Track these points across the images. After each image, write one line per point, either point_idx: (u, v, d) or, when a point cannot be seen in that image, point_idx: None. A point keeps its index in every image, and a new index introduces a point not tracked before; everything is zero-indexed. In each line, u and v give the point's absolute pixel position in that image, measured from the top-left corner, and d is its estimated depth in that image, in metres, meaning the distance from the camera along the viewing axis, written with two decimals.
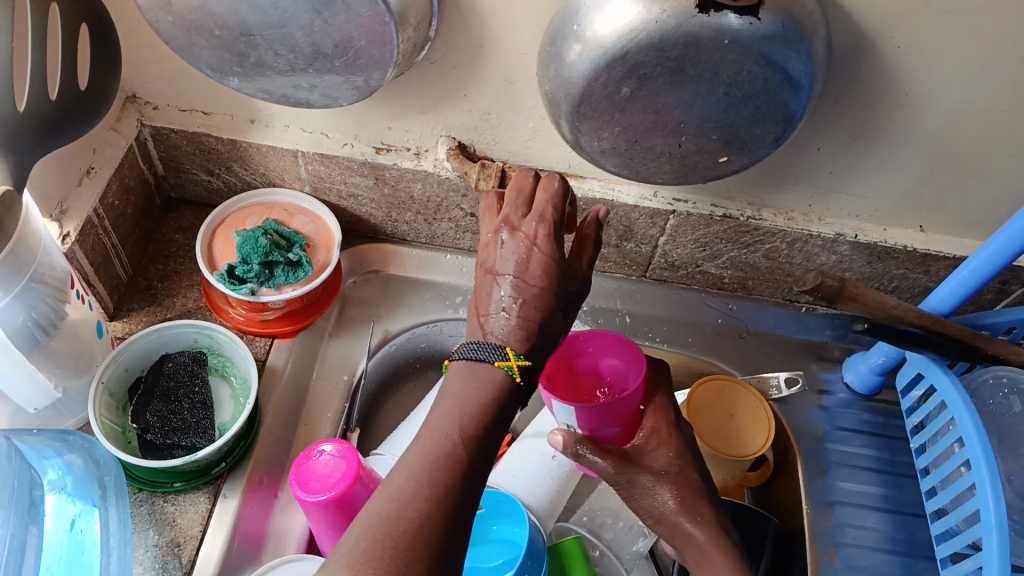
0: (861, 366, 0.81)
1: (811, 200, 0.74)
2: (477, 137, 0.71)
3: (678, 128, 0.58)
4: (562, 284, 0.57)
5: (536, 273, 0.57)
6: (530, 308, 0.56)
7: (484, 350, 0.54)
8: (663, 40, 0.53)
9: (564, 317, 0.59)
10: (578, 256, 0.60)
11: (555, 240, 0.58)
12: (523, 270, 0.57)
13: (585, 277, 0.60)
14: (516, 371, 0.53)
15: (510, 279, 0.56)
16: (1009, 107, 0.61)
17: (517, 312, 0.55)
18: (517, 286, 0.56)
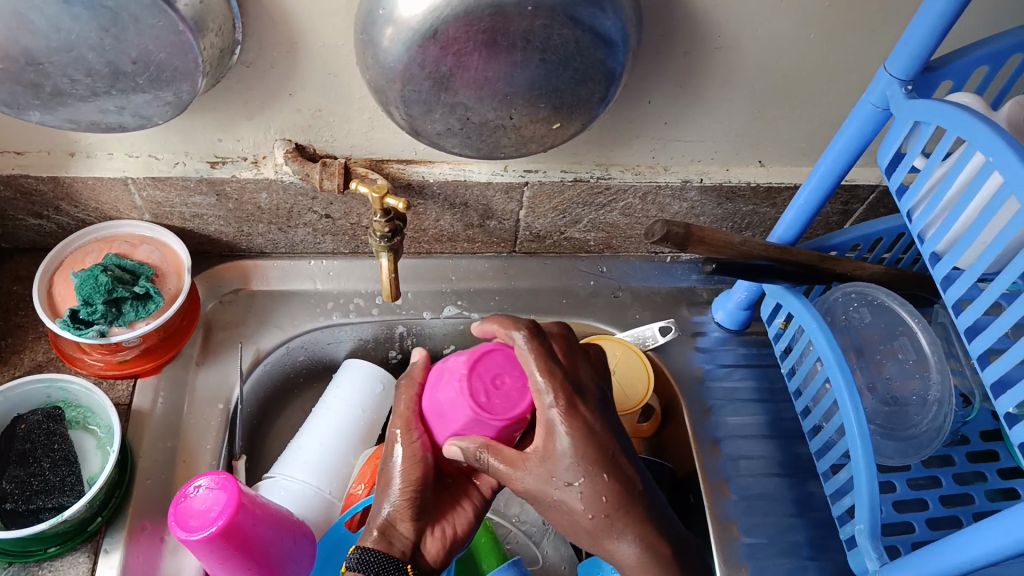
0: (728, 304, 0.84)
1: (654, 153, 0.75)
2: (314, 136, 0.69)
3: (506, 99, 0.58)
4: (412, 518, 0.59)
5: (386, 534, 0.58)
6: (421, 547, 0.60)
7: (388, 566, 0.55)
8: (468, 13, 0.52)
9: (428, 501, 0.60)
10: (404, 524, 0.58)
11: (385, 545, 0.57)
12: (381, 533, 0.58)
13: (405, 498, 0.59)
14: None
15: (383, 530, 0.58)
16: (814, 36, 0.64)
17: (429, 556, 0.60)
18: (406, 552, 0.58)
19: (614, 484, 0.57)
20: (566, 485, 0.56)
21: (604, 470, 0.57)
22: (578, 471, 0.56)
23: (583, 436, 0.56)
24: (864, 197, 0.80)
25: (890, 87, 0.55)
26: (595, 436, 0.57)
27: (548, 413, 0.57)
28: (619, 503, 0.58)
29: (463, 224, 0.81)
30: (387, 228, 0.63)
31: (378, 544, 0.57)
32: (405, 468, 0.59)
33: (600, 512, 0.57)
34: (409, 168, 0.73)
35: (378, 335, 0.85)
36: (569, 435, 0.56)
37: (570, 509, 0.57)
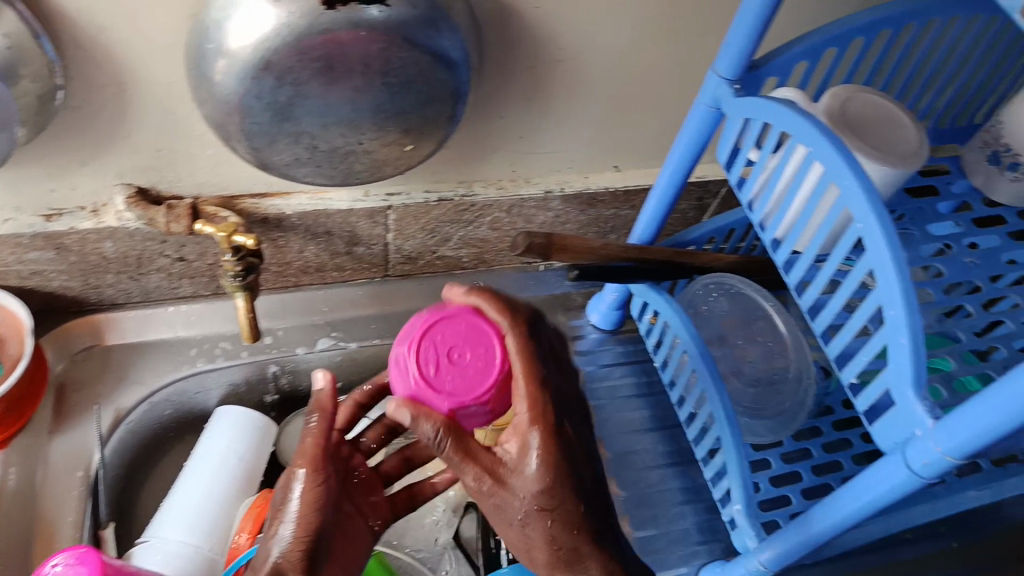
0: (601, 306, 0.86)
1: (514, 166, 0.76)
2: (157, 178, 0.66)
3: (353, 125, 0.57)
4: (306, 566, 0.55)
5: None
6: None
7: None
8: (301, 41, 0.51)
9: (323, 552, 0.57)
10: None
11: None
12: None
13: (301, 548, 0.55)
14: None
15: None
16: (649, 43, 0.66)
17: None
18: None
19: (577, 515, 0.56)
20: (529, 511, 0.54)
21: (572, 499, 0.55)
22: (548, 499, 0.54)
23: (560, 461, 0.53)
24: (716, 191, 0.83)
25: (719, 88, 0.57)
26: (568, 469, 0.54)
27: (527, 433, 0.53)
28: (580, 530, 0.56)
29: (329, 253, 0.79)
30: (239, 267, 0.61)
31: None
32: (304, 515, 0.56)
33: (559, 536, 0.56)
34: (264, 202, 0.71)
35: (251, 376, 0.82)
36: (544, 466, 0.53)
37: (525, 533, 0.56)
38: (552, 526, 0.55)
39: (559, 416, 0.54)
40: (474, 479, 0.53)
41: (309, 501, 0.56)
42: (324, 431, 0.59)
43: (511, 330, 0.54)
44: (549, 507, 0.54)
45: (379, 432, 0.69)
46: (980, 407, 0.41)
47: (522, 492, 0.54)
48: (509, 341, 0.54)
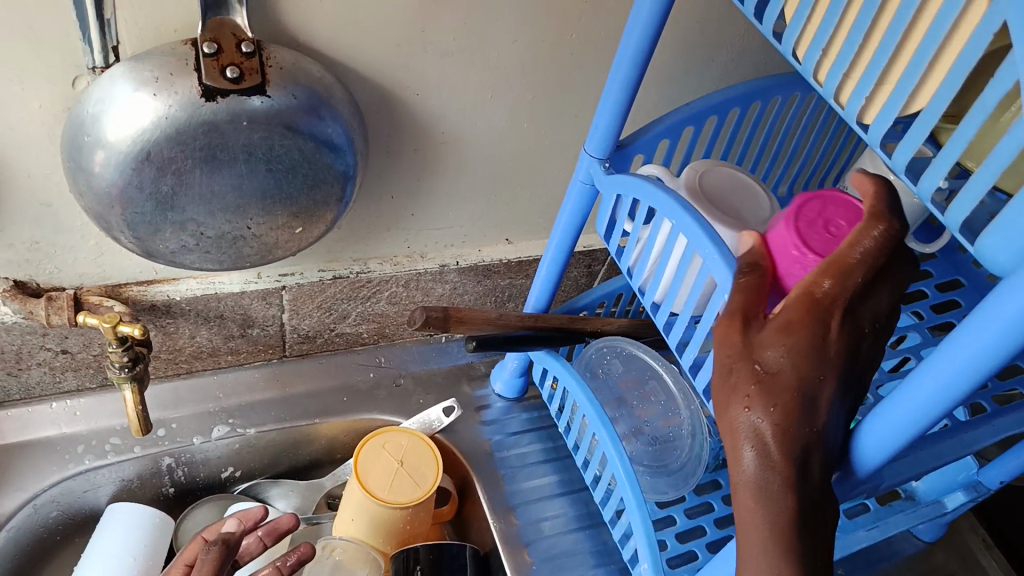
0: (504, 375, 0.88)
1: (408, 243, 0.78)
2: (35, 270, 0.64)
3: (239, 209, 0.58)
4: None
5: None
6: None
7: None
8: (180, 132, 0.52)
9: None
10: None
11: None
12: None
13: None
14: None
15: None
16: (527, 123, 0.70)
17: None
18: None
19: (805, 406, 0.40)
20: (752, 361, 0.43)
21: (815, 384, 0.41)
22: (782, 360, 0.41)
23: (819, 339, 0.41)
24: (603, 258, 0.87)
25: (592, 164, 0.61)
26: (822, 358, 0.41)
27: (809, 292, 0.42)
28: (790, 432, 0.40)
29: (223, 337, 0.78)
30: (125, 357, 0.59)
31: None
32: None
33: (773, 417, 0.41)
34: (151, 289, 0.70)
35: (142, 470, 0.78)
36: (808, 325, 0.41)
37: (737, 376, 0.43)
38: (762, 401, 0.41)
39: (865, 296, 0.42)
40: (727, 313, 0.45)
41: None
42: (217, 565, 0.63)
43: (871, 219, 0.44)
44: (771, 373, 0.42)
45: None
46: (876, 422, 0.41)
47: (747, 349, 0.43)
48: (868, 228, 0.43)
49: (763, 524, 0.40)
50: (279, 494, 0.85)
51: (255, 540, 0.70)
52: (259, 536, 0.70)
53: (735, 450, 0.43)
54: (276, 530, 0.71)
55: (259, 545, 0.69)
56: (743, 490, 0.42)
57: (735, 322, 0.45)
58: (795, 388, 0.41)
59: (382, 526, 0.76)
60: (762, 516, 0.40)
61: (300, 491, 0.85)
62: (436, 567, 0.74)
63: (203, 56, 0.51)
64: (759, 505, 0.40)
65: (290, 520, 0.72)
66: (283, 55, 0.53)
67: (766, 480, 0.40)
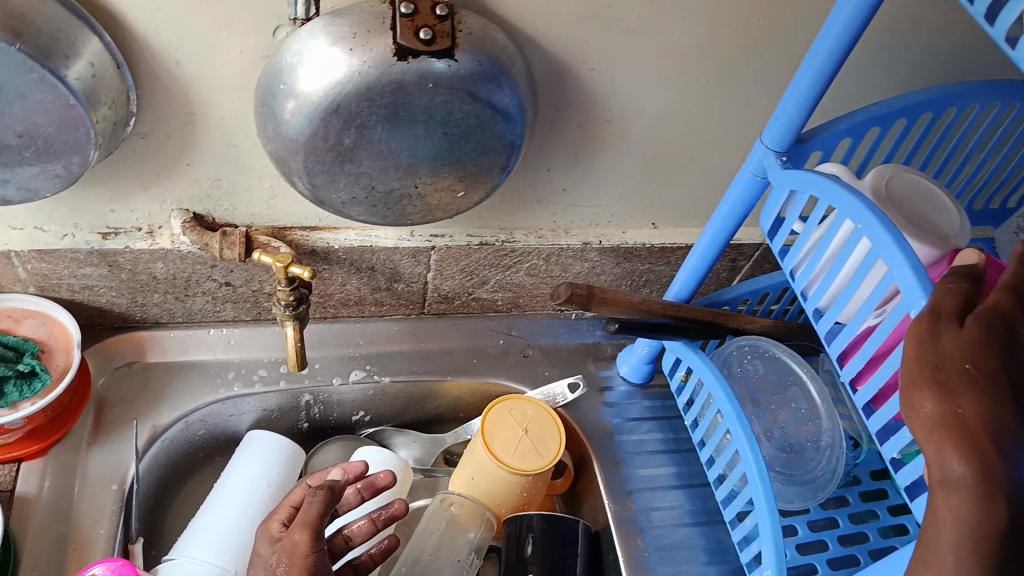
0: (631, 359, 0.87)
1: (555, 217, 0.78)
2: (213, 205, 0.68)
3: (410, 167, 0.59)
4: None
5: None
6: None
7: None
8: (370, 89, 0.53)
9: None
10: None
11: None
12: None
13: None
14: None
15: None
16: (696, 108, 0.68)
17: None
18: None
19: (1009, 406, 0.43)
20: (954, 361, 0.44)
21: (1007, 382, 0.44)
22: (981, 356, 0.44)
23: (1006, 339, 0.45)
24: (749, 253, 0.85)
25: (765, 157, 0.59)
26: (1009, 357, 0.44)
27: (993, 300, 0.46)
28: (998, 431, 0.42)
29: (370, 288, 0.81)
30: (291, 296, 0.62)
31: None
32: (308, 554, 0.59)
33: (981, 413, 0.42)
34: (313, 236, 0.73)
35: (282, 402, 0.83)
36: (995, 326, 0.45)
37: (936, 375, 0.44)
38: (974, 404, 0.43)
39: None
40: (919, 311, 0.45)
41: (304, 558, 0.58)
42: (325, 503, 0.61)
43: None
44: (972, 371, 0.43)
45: (342, 541, 0.70)
46: None
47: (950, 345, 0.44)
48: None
49: (969, 527, 0.41)
50: (402, 443, 0.89)
51: (355, 492, 0.72)
52: (358, 489, 0.72)
53: (940, 450, 0.43)
54: (373, 485, 0.73)
55: (357, 498, 0.72)
56: (946, 491, 0.42)
57: (939, 317, 0.44)
58: (1001, 395, 0.43)
59: (501, 490, 0.77)
60: (977, 514, 0.41)
61: (422, 442, 0.89)
62: (549, 539, 0.75)
63: (400, 16, 0.53)
64: (968, 507, 0.41)
65: (388, 476, 0.74)
66: (472, 22, 0.55)
67: (977, 483, 0.41)
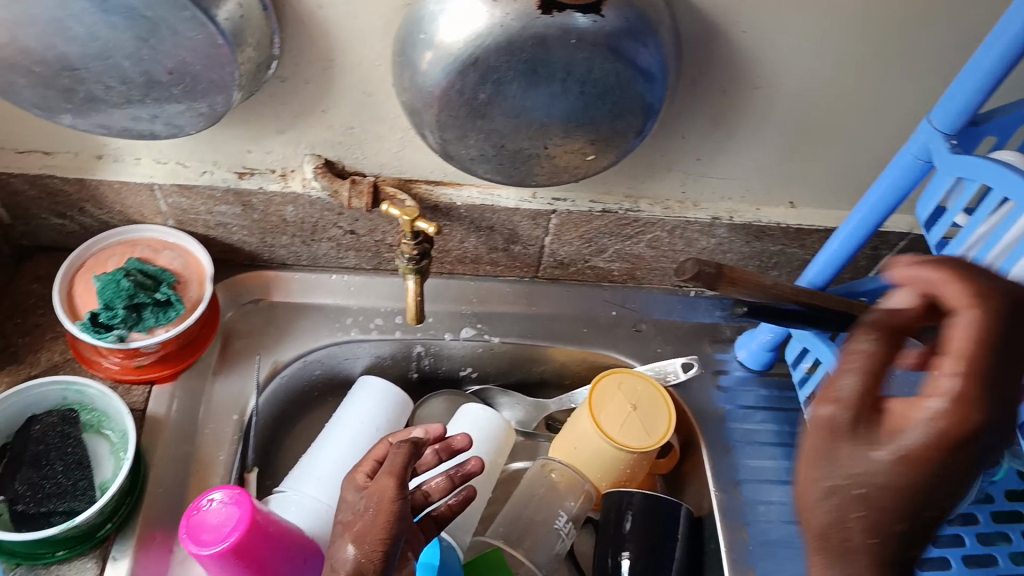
0: (752, 344, 0.83)
1: (685, 188, 0.74)
2: (344, 153, 0.69)
3: (542, 127, 0.57)
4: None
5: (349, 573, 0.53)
6: None
7: None
8: (511, 42, 0.51)
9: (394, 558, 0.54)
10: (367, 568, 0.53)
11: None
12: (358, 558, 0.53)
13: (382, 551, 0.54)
14: None
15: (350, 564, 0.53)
16: (855, 81, 0.63)
17: None
18: None
19: None
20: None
21: None
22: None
23: None
24: (894, 243, 0.78)
25: (933, 138, 0.54)
26: None
27: None
28: None
29: (487, 247, 0.80)
30: (415, 250, 0.62)
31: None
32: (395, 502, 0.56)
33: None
34: (437, 190, 0.73)
35: (395, 352, 0.84)
36: None
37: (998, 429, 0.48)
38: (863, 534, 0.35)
39: None
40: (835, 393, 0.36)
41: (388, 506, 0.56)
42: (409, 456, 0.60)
43: None
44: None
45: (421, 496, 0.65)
46: None
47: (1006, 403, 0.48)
48: None
49: None
50: (505, 404, 0.89)
51: (433, 453, 0.70)
52: (436, 449, 0.70)
53: None
54: (451, 447, 0.70)
55: (435, 459, 0.69)
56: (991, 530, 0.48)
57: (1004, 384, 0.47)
58: None
59: (603, 462, 0.76)
60: None
61: (525, 405, 0.88)
62: (648, 520, 0.73)
63: None
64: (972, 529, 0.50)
65: (465, 438, 0.71)
66: None
67: None
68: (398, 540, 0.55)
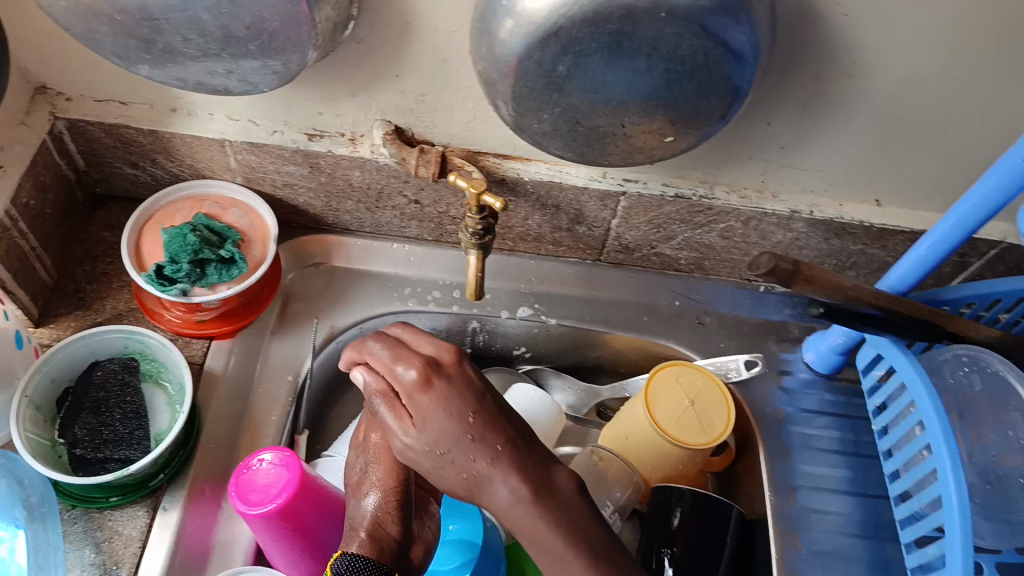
0: (821, 346, 0.80)
1: (764, 177, 0.71)
2: (414, 120, 0.68)
3: (621, 104, 0.55)
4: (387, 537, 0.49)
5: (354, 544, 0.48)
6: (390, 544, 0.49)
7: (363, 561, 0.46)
8: (597, 13, 0.49)
9: (399, 512, 0.50)
10: (359, 535, 0.48)
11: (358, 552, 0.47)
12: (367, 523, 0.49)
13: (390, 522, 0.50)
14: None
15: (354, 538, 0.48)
16: (962, 74, 0.58)
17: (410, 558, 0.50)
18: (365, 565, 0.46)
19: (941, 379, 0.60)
20: None
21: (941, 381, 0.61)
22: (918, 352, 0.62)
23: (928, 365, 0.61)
24: (984, 251, 0.74)
25: None
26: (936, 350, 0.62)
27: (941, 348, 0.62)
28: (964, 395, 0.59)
29: (551, 225, 0.78)
30: (479, 225, 0.61)
31: (366, 551, 0.47)
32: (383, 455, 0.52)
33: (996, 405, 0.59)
34: (505, 164, 0.71)
35: (451, 325, 0.84)
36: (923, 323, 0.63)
37: None
38: (505, 474, 0.46)
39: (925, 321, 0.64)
40: (414, 369, 0.49)
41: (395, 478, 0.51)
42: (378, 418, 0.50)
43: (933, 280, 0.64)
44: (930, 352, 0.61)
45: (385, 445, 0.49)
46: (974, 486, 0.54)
47: None
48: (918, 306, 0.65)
49: None
50: (556, 386, 0.87)
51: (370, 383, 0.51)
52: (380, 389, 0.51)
53: None
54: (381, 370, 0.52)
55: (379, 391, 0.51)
56: None
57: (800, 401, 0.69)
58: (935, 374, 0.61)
59: (655, 455, 0.74)
60: None
61: (577, 391, 0.86)
62: (696, 518, 0.71)
63: None
64: None
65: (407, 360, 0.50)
66: None
67: None
68: (411, 492, 0.52)
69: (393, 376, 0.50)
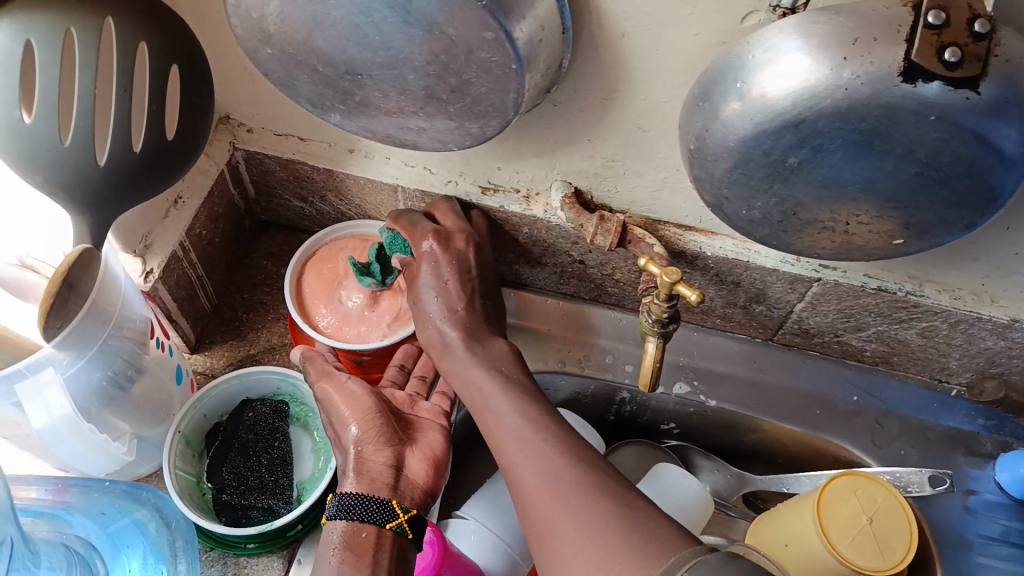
0: (1020, 469, 0.69)
1: (986, 280, 0.62)
2: (597, 184, 0.63)
3: (852, 203, 0.48)
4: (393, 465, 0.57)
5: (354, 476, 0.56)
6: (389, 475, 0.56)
7: (370, 507, 0.53)
8: (853, 109, 0.43)
9: (384, 432, 0.58)
10: (364, 456, 0.56)
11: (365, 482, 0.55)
12: (359, 453, 0.57)
13: (383, 453, 0.57)
14: (406, 527, 0.54)
15: (350, 478, 0.56)
16: None
17: (410, 494, 0.56)
18: (360, 501, 0.54)
19: None
20: None
21: None
22: None
23: None
24: None
25: None
26: None
27: None
28: None
29: (724, 301, 0.72)
30: (665, 313, 0.56)
31: (362, 489, 0.55)
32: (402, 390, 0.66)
33: None
34: (687, 236, 0.66)
35: (600, 391, 0.78)
36: None
37: None
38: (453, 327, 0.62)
39: None
40: (429, 241, 0.63)
41: (367, 414, 0.59)
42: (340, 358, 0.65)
43: None
44: None
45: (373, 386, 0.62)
46: None
47: None
48: None
49: None
50: (703, 468, 0.81)
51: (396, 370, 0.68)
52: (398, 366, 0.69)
53: None
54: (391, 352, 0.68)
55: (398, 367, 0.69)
56: None
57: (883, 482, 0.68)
58: None
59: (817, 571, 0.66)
60: None
61: (726, 476, 0.80)
62: None
63: (923, 27, 0.40)
64: None
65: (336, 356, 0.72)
66: (1014, 44, 0.41)
67: None
68: (380, 417, 0.59)
69: (417, 251, 0.63)
